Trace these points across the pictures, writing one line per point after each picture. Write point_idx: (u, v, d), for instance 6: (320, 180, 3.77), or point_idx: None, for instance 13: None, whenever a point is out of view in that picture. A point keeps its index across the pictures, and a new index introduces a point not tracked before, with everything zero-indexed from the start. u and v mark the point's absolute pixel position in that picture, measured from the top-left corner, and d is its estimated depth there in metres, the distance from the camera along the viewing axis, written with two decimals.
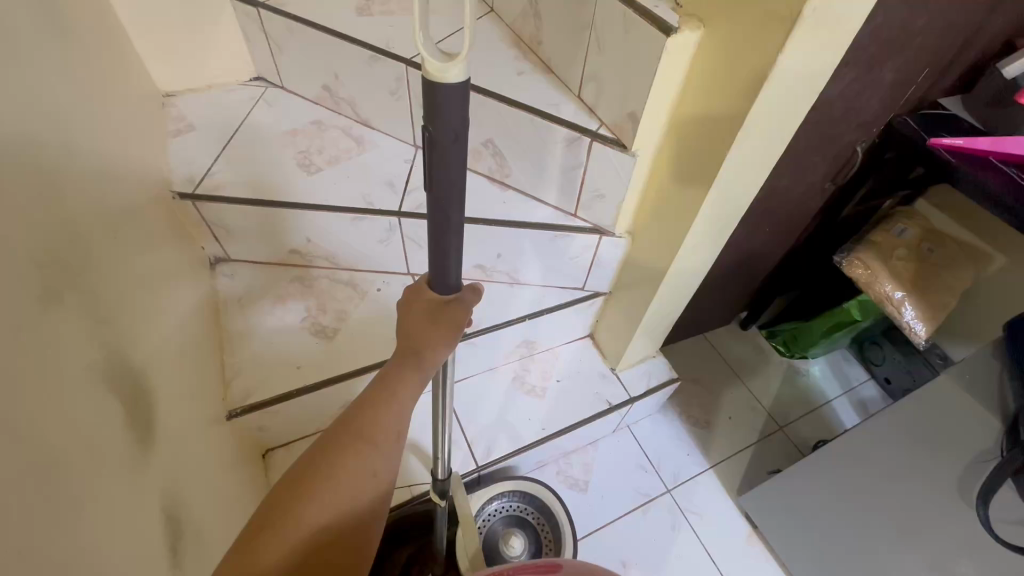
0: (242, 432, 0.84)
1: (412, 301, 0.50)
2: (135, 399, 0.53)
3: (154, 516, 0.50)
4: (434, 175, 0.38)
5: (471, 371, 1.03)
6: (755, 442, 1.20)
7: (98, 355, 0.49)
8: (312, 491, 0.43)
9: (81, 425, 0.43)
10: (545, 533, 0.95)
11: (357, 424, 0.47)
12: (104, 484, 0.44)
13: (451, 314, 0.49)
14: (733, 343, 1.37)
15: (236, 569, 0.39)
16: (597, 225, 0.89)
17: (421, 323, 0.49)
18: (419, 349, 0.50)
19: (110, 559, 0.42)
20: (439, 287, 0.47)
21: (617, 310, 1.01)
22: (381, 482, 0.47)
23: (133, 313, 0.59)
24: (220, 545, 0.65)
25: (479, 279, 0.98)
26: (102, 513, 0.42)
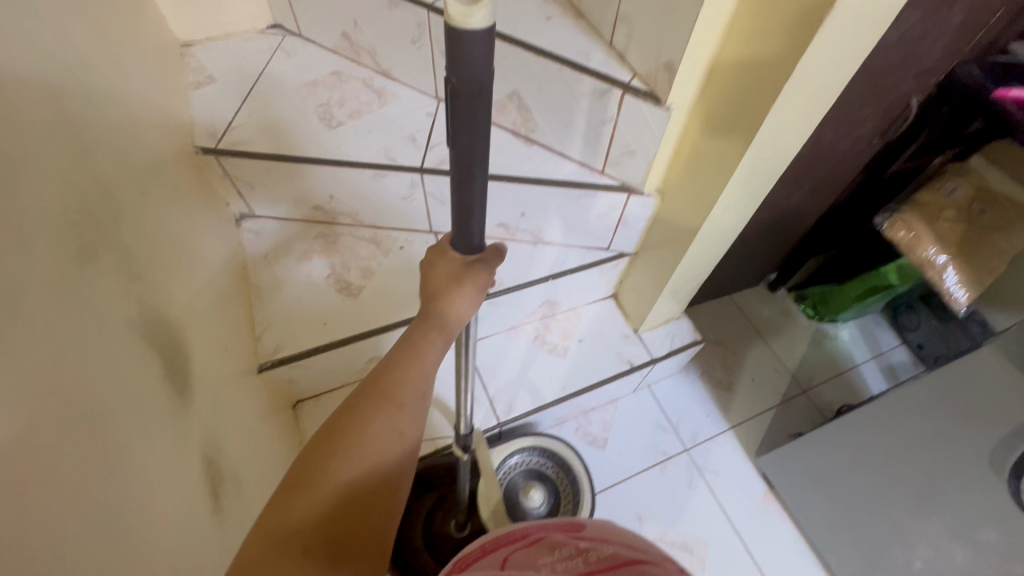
0: (273, 384, 0.87)
1: (435, 262, 0.51)
2: (172, 354, 0.55)
3: (194, 465, 0.53)
4: (457, 130, 0.36)
5: (493, 330, 1.04)
6: (776, 404, 1.20)
7: (135, 312, 0.50)
8: (342, 448, 0.44)
9: (121, 381, 0.45)
10: (563, 485, 0.97)
11: (383, 384, 0.48)
12: (146, 437, 0.46)
13: (474, 274, 0.49)
14: (760, 304, 1.34)
15: (275, 520, 0.40)
16: (625, 183, 0.86)
17: (444, 282, 0.50)
18: (442, 309, 0.50)
19: (155, 507, 0.44)
20: (461, 249, 0.47)
21: (642, 270, 0.99)
22: (409, 441, 0.48)
23: (164, 271, 0.59)
24: (258, 487, 0.69)
25: (502, 238, 0.95)
26: (145, 464, 0.44)
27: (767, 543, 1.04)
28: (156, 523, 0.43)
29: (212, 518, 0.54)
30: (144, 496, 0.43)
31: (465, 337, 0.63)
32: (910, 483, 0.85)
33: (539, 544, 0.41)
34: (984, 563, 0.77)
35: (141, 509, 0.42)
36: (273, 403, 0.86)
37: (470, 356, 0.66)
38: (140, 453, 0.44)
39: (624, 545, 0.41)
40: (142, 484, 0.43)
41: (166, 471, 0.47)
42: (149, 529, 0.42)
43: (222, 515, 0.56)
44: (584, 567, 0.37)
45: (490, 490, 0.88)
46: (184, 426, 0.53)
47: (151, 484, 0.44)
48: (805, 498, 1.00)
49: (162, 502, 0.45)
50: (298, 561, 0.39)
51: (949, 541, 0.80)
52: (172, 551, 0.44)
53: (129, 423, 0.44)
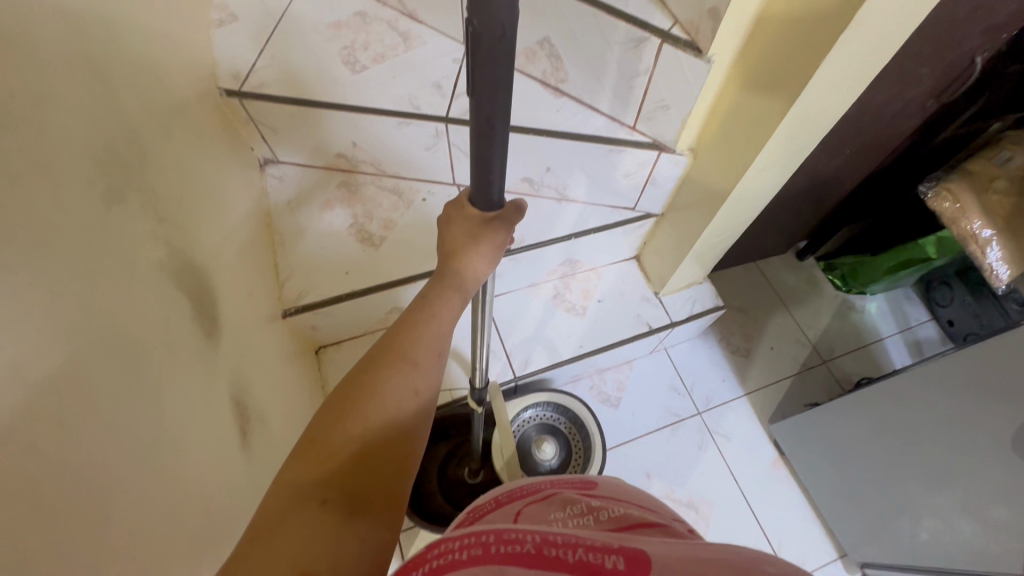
0: (297, 329, 0.90)
1: (451, 220, 0.52)
2: (200, 297, 0.56)
3: (223, 404, 0.55)
4: (477, 78, 0.35)
5: (511, 286, 1.04)
6: (794, 373, 1.19)
7: (163, 254, 0.51)
8: (356, 404, 0.45)
9: (152, 321, 0.46)
10: (575, 441, 1.00)
11: (395, 345, 0.49)
12: (176, 374, 0.47)
13: (492, 233, 0.51)
14: (786, 272, 1.31)
15: (293, 474, 0.40)
16: (656, 140, 0.82)
17: (461, 242, 0.52)
18: (459, 266, 0.53)
19: (185, 439, 0.46)
20: (479, 207, 0.47)
21: (669, 231, 0.97)
22: (424, 399, 0.48)
23: (190, 215, 0.60)
24: (285, 426, 0.72)
25: (525, 194, 0.91)
26: (176, 400, 0.46)
27: (773, 506, 1.06)
28: (186, 455, 0.46)
29: (240, 452, 0.56)
30: (175, 430, 0.45)
31: (481, 295, 0.64)
32: (923, 460, 0.85)
33: (552, 498, 0.41)
34: (992, 538, 0.77)
35: (172, 442, 0.44)
36: (295, 348, 0.89)
37: (485, 312, 0.67)
38: (170, 389, 0.46)
39: (635, 505, 0.41)
40: (173, 419, 0.45)
41: (195, 408, 0.49)
42: (178, 461, 0.44)
43: (250, 450, 0.59)
44: (597, 524, 0.38)
45: (504, 442, 0.91)
46: (212, 366, 0.55)
47: (182, 419, 0.46)
48: (811, 464, 1.04)
49: (192, 436, 0.47)
50: (316, 511, 0.38)
51: (958, 515, 0.81)
52: (201, 481, 0.47)
53: (160, 360, 0.46)
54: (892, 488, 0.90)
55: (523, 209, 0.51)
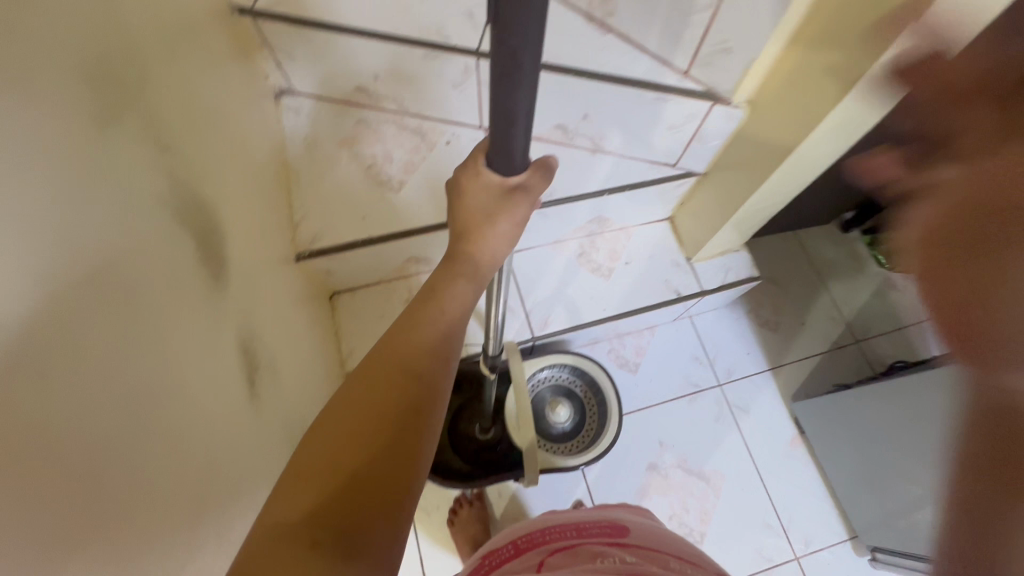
0: (310, 273, 0.87)
1: (465, 191, 0.47)
2: (207, 235, 0.52)
3: (229, 349, 0.52)
4: (501, 9, 0.29)
5: (535, 242, 0.98)
6: (824, 351, 1.14)
7: (166, 186, 0.47)
8: (349, 424, 0.39)
9: (152, 259, 0.42)
10: (590, 405, 0.97)
11: (391, 355, 0.43)
12: (177, 318, 0.44)
13: (513, 205, 0.47)
14: (827, 245, 1.23)
15: (275, 513, 0.34)
16: (710, 88, 0.73)
17: (477, 216, 0.47)
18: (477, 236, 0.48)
19: (184, 388, 0.43)
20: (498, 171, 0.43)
21: (710, 193, 0.89)
22: (429, 411, 0.42)
23: (197, 144, 0.55)
24: (296, 372, 0.70)
25: (557, 142, 0.82)
26: (176, 345, 0.43)
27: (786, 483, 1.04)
28: (186, 404, 0.43)
29: (247, 403, 0.54)
30: (175, 377, 0.42)
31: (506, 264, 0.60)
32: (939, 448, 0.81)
33: (581, 551, 0.46)
34: None
35: (172, 390, 0.41)
36: (308, 292, 0.86)
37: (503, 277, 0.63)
38: (172, 334, 0.43)
39: (663, 558, 0.46)
40: (173, 365, 0.42)
41: (198, 353, 0.46)
42: (179, 410, 0.42)
43: (258, 399, 0.56)
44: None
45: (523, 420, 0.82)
46: (218, 309, 0.51)
47: (183, 365, 0.43)
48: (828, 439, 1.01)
49: (194, 384, 0.45)
50: (302, 557, 0.32)
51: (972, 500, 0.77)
52: (201, 431, 0.45)
53: (159, 302, 0.42)
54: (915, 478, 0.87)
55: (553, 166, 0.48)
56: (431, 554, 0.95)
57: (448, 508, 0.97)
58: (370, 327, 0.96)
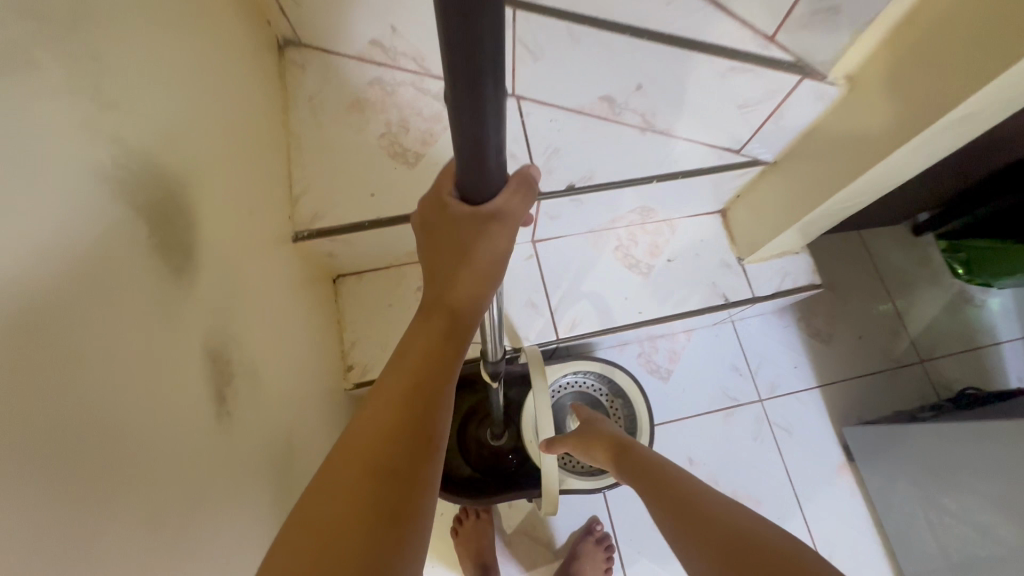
0: (312, 256, 0.76)
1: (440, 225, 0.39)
2: (165, 216, 0.41)
3: (193, 359, 0.42)
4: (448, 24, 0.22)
5: (566, 231, 0.86)
6: (883, 369, 1.01)
7: (98, 153, 0.36)
8: (305, 551, 0.30)
9: (62, 252, 0.31)
10: (616, 416, 0.86)
11: (359, 445, 0.35)
12: (106, 328, 0.34)
13: (499, 235, 0.38)
14: (895, 250, 1.09)
15: None
16: (800, 58, 0.58)
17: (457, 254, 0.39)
18: (452, 270, 0.40)
19: (113, 420, 0.33)
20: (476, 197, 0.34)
21: (776, 186, 0.76)
22: (411, 519, 0.34)
23: (159, 100, 0.44)
24: (289, 373, 0.61)
25: (603, 117, 0.72)
26: (103, 365, 0.33)
27: (829, 516, 0.93)
28: (115, 441, 0.33)
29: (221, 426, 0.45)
30: (96, 410, 0.32)
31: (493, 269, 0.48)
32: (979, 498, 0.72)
33: None
34: None
35: (85, 429, 0.31)
36: (309, 276, 0.76)
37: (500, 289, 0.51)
38: (93, 351, 0.32)
39: None
40: (90, 395, 0.32)
41: (139, 371, 0.36)
42: (93, 455, 0.31)
43: (236, 415, 0.47)
44: None
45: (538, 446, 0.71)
46: (177, 311, 0.41)
47: (109, 391, 0.33)
48: (878, 465, 0.90)
49: (129, 414, 0.34)
50: None
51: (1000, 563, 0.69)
52: (143, 472, 0.35)
53: (77, 309, 0.31)
54: (968, 512, 0.74)
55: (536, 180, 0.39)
56: (432, 565, 0.89)
57: (454, 516, 0.89)
58: (377, 318, 0.85)
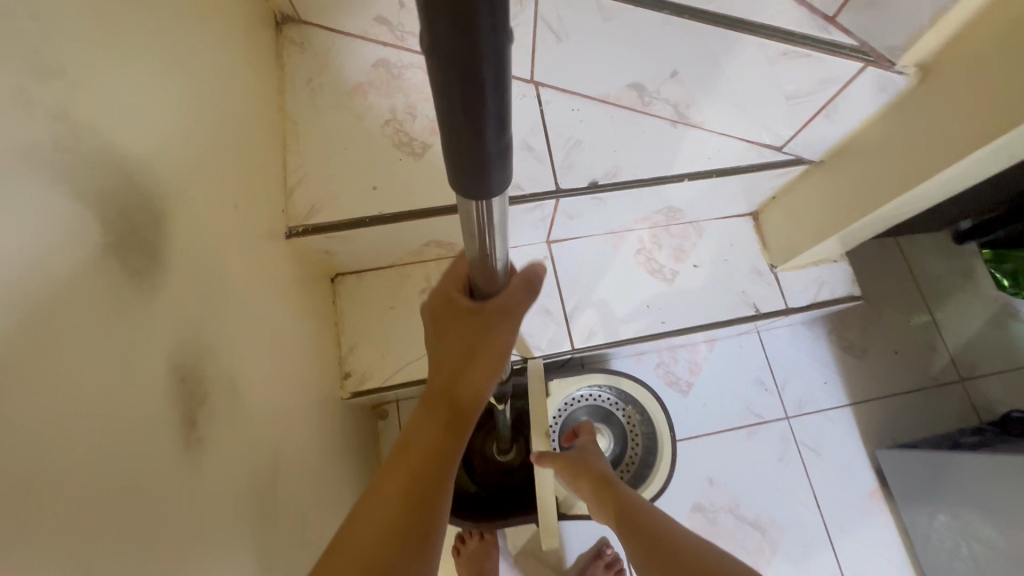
0: (307, 253, 0.69)
1: (443, 316, 0.38)
2: (121, 208, 0.35)
3: (155, 379, 0.35)
4: None
5: (584, 232, 0.79)
6: (920, 388, 0.94)
7: (34, 132, 0.29)
8: None
9: None
10: (633, 432, 0.80)
11: (362, 519, 0.35)
12: (35, 348, 0.27)
13: (501, 322, 0.38)
14: (934, 259, 1.01)
15: None
16: (864, 42, 0.51)
17: (457, 344, 0.37)
18: (456, 365, 0.37)
19: (42, 466, 0.26)
20: (475, 158, 0.24)
21: (819, 188, 0.69)
22: None
23: (118, 71, 0.37)
24: (278, 386, 0.55)
25: (631, 106, 0.65)
26: (26, 395, 0.26)
27: (858, 544, 0.87)
28: (40, 493, 0.26)
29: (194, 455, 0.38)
30: (21, 452, 0.25)
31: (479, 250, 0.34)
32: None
33: None
34: None
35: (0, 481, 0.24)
36: (304, 276, 0.69)
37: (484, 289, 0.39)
38: (14, 380, 0.25)
39: None
40: (11, 435, 0.25)
41: (79, 398, 0.29)
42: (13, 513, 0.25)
43: (210, 441, 0.40)
44: None
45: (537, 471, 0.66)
46: (135, 322, 0.34)
47: (35, 429, 0.26)
48: (914, 492, 0.83)
49: (65, 456, 0.28)
50: None
51: None
52: (81, 524, 0.28)
53: None
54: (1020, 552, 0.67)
55: (542, 276, 0.39)
56: None
57: (456, 533, 0.83)
58: (377, 321, 0.78)
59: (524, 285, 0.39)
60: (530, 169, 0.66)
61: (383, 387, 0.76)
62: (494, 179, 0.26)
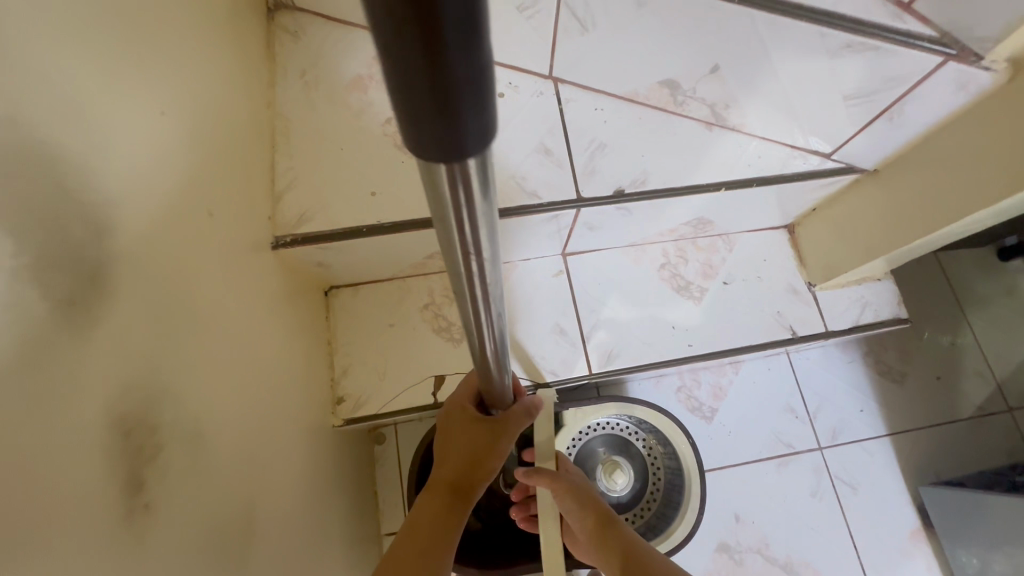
0: (297, 265, 0.62)
1: (459, 424, 0.48)
2: (47, 221, 0.28)
3: (86, 436, 0.28)
4: None
5: (603, 244, 0.71)
6: (964, 417, 0.87)
7: None
8: None
9: None
10: (655, 467, 0.74)
11: None
12: None
13: (503, 434, 0.46)
14: (978, 277, 0.94)
15: None
16: (946, 32, 0.44)
17: (467, 448, 0.46)
18: (466, 462, 0.46)
19: None
20: (436, 73, 0.13)
21: (870, 200, 0.62)
22: None
23: (55, 51, 0.30)
24: (258, 421, 0.47)
25: (663, 105, 0.57)
26: None
27: None
28: None
29: (142, 527, 0.31)
30: None
31: (459, 248, 0.23)
32: None
33: None
34: None
35: None
36: (294, 291, 0.62)
37: (469, 294, 0.27)
38: None
39: None
40: None
41: None
42: None
43: (163, 503, 0.33)
44: None
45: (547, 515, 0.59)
46: (59, 367, 0.27)
47: None
48: (960, 534, 0.75)
49: None
50: None
51: None
52: None
53: None
54: None
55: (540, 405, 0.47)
56: None
57: None
58: (374, 340, 0.71)
59: (527, 410, 0.46)
60: (547, 174, 0.58)
61: (379, 414, 0.69)
62: (473, 122, 0.15)
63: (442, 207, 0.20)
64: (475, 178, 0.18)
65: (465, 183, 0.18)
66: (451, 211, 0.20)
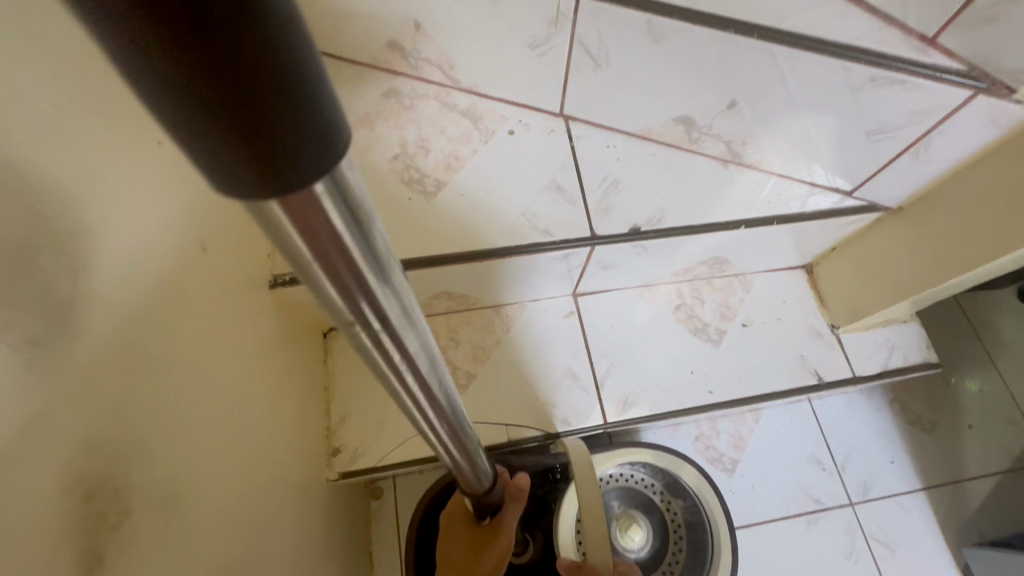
0: (295, 305, 0.58)
1: (455, 526, 0.52)
2: (14, 252, 0.25)
3: (38, 503, 0.24)
4: None
5: (616, 284, 0.69)
6: (1002, 469, 0.81)
7: None
8: None
9: None
10: (675, 524, 0.67)
11: None
12: None
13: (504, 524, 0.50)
14: (1006, 320, 0.90)
15: None
16: (975, 66, 0.43)
17: (468, 548, 0.49)
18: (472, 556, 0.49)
19: None
20: (226, 96, 0.10)
21: (894, 239, 0.59)
22: None
23: (41, 74, 0.28)
24: (244, 478, 0.43)
25: (677, 143, 0.56)
26: None
27: None
28: None
29: None
30: None
31: (361, 333, 0.20)
32: None
33: None
34: None
35: None
36: (291, 332, 0.58)
37: (390, 373, 0.24)
38: None
39: None
40: None
41: None
42: None
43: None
44: None
45: None
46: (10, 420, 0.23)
47: None
48: None
49: None
50: None
51: None
52: None
53: None
54: None
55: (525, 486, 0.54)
56: None
57: None
58: (374, 385, 0.67)
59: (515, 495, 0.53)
60: (560, 212, 0.58)
61: (378, 467, 0.64)
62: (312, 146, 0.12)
63: (315, 279, 0.17)
64: (340, 229, 0.15)
65: (329, 225, 0.15)
66: (329, 282, 0.17)
